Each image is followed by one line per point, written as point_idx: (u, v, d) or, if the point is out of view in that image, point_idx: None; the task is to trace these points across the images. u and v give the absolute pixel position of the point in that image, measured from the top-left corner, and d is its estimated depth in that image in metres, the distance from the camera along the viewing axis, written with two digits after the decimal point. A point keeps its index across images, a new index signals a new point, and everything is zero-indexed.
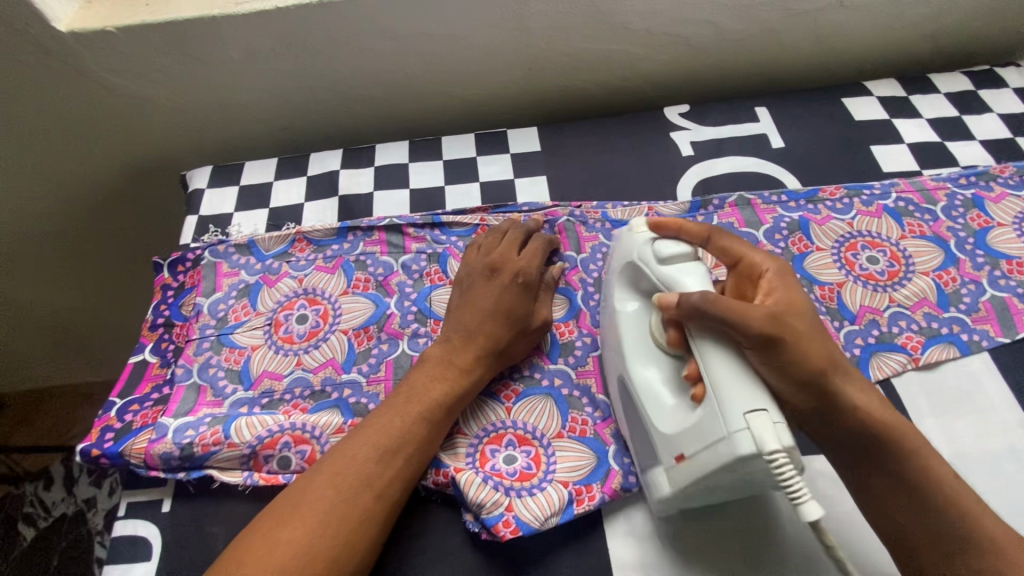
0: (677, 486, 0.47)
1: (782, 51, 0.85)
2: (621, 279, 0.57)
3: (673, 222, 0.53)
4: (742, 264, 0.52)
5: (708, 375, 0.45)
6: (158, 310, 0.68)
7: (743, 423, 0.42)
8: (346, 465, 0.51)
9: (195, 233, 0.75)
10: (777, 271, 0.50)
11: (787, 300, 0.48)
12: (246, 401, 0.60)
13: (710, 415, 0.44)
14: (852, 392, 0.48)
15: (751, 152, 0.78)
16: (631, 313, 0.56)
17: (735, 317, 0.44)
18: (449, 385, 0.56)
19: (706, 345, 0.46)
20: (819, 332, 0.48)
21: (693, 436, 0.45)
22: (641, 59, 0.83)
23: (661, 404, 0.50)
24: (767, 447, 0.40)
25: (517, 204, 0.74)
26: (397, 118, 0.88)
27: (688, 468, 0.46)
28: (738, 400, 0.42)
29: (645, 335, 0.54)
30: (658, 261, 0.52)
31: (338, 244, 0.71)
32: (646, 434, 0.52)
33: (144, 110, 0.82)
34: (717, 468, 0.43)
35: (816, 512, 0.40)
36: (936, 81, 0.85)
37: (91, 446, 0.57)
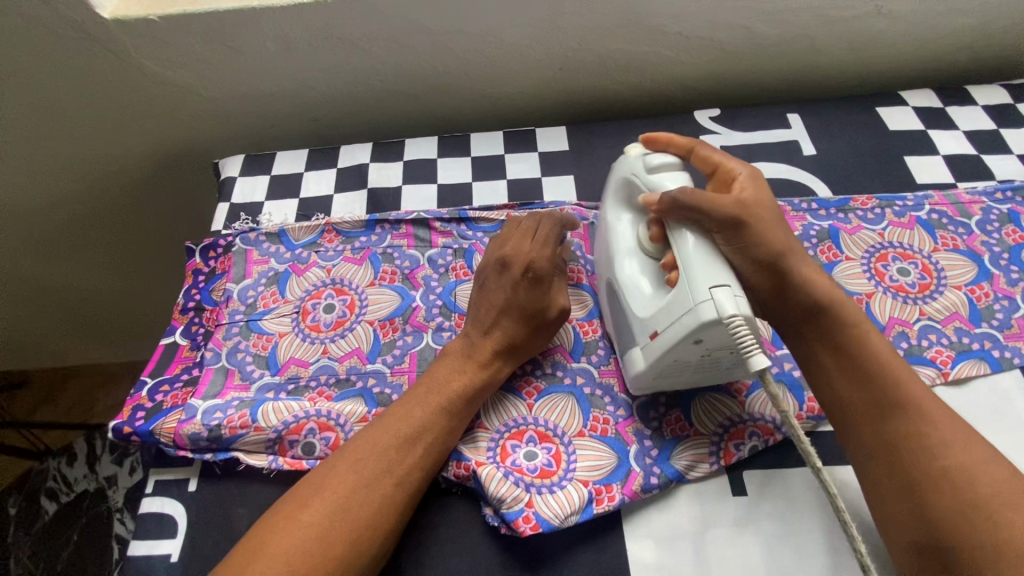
0: (649, 360, 0.52)
1: (816, 58, 0.84)
2: (614, 194, 0.61)
3: (666, 137, 0.59)
4: (720, 171, 0.57)
5: (680, 257, 0.50)
6: (190, 294, 0.70)
7: (708, 295, 0.46)
8: (367, 453, 0.51)
9: (226, 220, 0.77)
10: (748, 175, 0.55)
11: (756, 197, 0.54)
12: (273, 387, 0.61)
13: (680, 292, 0.48)
14: (806, 272, 0.53)
15: (781, 159, 0.77)
16: (625, 224, 0.60)
17: (706, 204, 0.50)
18: (467, 378, 0.57)
19: (679, 231, 0.51)
20: (779, 224, 0.53)
21: (664, 313, 0.50)
22: (673, 61, 0.83)
23: (640, 292, 0.55)
24: (727, 312, 0.45)
25: (544, 202, 0.74)
26: (426, 114, 0.89)
27: (658, 343, 0.51)
28: (704, 276, 0.47)
29: (632, 239, 0.58)
30: (648, 171, 0.56)
31: (366, 236, 0.72)
32: (625, 317, 0.57)
33: (180, 97, 0.84)
34: (682, 336, 0.48)
35: (763, 363, 0.45)
36: (974, 92, 0.83)
37: (123, 424, 0.59)
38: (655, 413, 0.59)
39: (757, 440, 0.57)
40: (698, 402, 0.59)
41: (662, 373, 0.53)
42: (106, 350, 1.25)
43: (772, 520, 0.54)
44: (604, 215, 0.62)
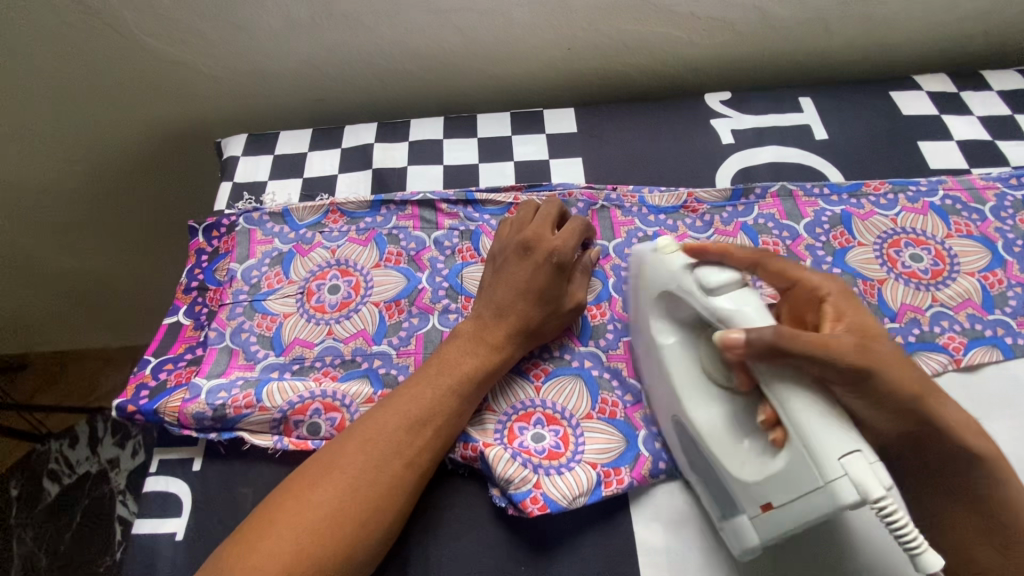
0: (770, 534, 0.45)
1: (828, 41, 0.83)
2: (655, 309, 0.54)
3: (718, 248, 0.48)
4: (799, 287, 0.49)
5: (789, 420, 0.42)
6: (193, 274, 0.69)
7: (840, 470, 0.39)
8: (376, 434, 0.51)
9: (229, 200, 0.76)
10: (840, 294, 0.47)
11: (858, 324, 0.46)
12: (278, 367, 0.61)
13: (801, 463, 0.42)
14: (945, 413, 0.45)
15: (793, 143, 0.76)
16: (677, 347, 0.52)
17: (816, 353, 0.41)
18: (480, 360, 0.56)
19: (781, 388, 0.42)
20: (901, 355, 0.45)
21: (780, 485, 0.43)
22: (683, 43, 0.82)
23: (732, 447, 0.47)
24: (874, 495, 0.38)
25: (552, 184, 0.73)
26: (432, 94, 0.88)
27: (779, 518, 0.44)
28: (828, 447, 0.40)
29: (695, 370, 0.51)
30: (706, 292, 0.47)
31: (371, 217, 0.71)
32: (717, 477, 0.49)
33: (181, 75, 0.82)
34: (819, 517, 0.41)
35: (937, 560, 0.38)
36: (989, 78, 0.82)
37: (127, 402, 0.58)
38: None
39: None
40: None
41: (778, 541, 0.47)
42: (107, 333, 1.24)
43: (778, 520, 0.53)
44: (649, 334, 0.55)
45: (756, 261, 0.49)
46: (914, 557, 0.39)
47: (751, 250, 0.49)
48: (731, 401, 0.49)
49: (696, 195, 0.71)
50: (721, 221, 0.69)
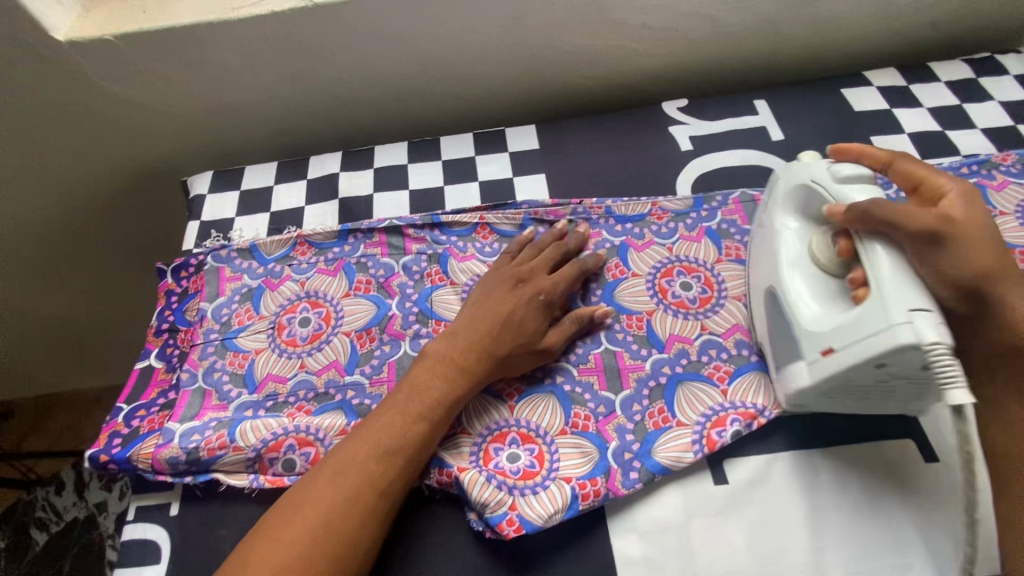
0: (821, 376, 0.49)
1: (780, 43, 0.85)
2: (786, 199, 0.57)
3: (857, 148, 0.55)
4: (925, 185, 0.50)
5: (871, 270, 0.46)
6: (163, 316, 0.69)
7: (906, 317, 0.43)
8: (347, 466, 0.51)
9: (197, 239, 0.76)
10: (962, 191, 0.48)
11: (973, 217, 0.47)
12: (251, 405, 0.61)
13: (873, 311, 0.45)
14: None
15: (750, 146, 0.78)
16: (794, 233, 0.56)
17: (904, 219, 0.46)
18: (449, 385, 0.56)
19: (873, 241, 0.47)
20: (998, 249, 0.47)
21: (847, 330, 0.47)
22: (638, 54, 0.83)
23: (808, 305, 0.52)
24: (928, 339, 0.42)
25: (517, 203, 0.74)
26: (395, 120, 0.89)
27: (833, 361, 0.48)
28: (901, 297, 0.44)
29: (802, 250, 0.55)
30: (835, 180, 0.53)
31: (338, 246, 0.72)
32: (789, 330, 0.53)
33: (143, 115, 0.83)
34: (872, 359, 0.45)
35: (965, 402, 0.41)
36: (936, 69, 0.84)
37: (100, 452, 0.58)
38: (637, 406, 0.59)
39: (739, 426, 0.57)
40: (681, 391, 0.60)
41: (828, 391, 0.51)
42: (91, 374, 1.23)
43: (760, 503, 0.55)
44: (770, 222, 0.59)
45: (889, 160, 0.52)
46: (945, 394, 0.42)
47: (887, 153, 0.53)
48: (825, 275, 0.53)
49: (659, 204, 0.72)
50: (685, 227, 0.70)
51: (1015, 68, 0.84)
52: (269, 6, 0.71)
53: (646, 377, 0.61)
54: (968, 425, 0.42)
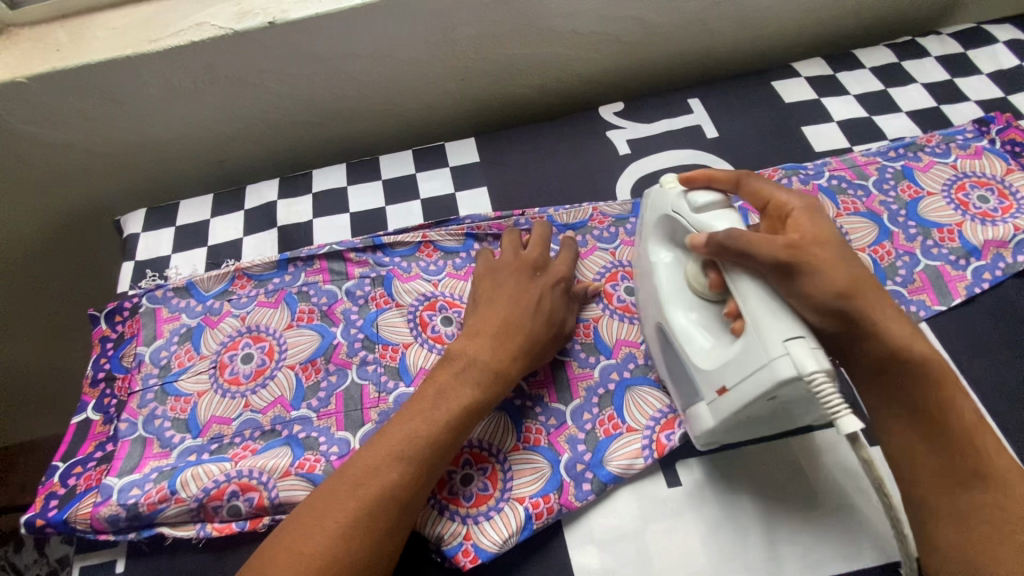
0: (722, 417, 0.50)
1: (710, 40, 0.86)
2: (654, 232, 0.59)
3: (703, 174, 0.55)
4: (770, 206, 0.54)
5: (743, 304, 0.48)
6: (99, 364, 0.66)
7: (783, 350, 0.44)
8: (369, 475, 0.49)
9: (132, 280, 0.73)
10: (803, 207, 0.52)
11: (813, 233, 0.50)
12: (194, 449, 0.59)
13: (751, 346, 0.46)
14: (886, 320, 0.49)
15: (687, 144, 0.79)
16: (668, 263, 0.58)
17: (762, 249, 0.47)
18: (481, 391, 0.54)
19: (739, 279, 0.48)
20: (843, 260, 0.49)
21: (732, 367, 0.48)
22: (572, 60, 0.83)
23: (699, 345, 0.52)
24: (807, 369, 0.43)
25: (460, 218, 0.74)
26: (334, 142, 0.87)
27: (731, 400, 0.48)
28: (773, 328, 0.45)
29: (680, 282, 0.56)
30: (693, 210, 0.53)
31: (278, 277, 0.70)
32: (688, 373, 0.54)
33: (70, 156, 0.80)
34: (759, 395, 0.46)
35: (855, 425, 0.43)
36: (861, 56, 0.87)
37: (35, 516, 0.56)
38: (588, 415, 0.59)
39: (687, 428, 0.58)
40: (630, 396, 0.60)
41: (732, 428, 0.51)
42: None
43: (717, 505, 0.55)
44: (645, 256, 0.60)
45: (737, 181, 0.55)
46: (835, 421, 0.43)
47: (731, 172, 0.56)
48: (705, 306, 0.55)
49: (600, 209, 0.72)
50: (626, 231, 0.71)
51: (936, 49, 0.87)
52: (187, 36, 0.69)
53: (596, 384, 0.61)
54: (865, 452, 0.44)
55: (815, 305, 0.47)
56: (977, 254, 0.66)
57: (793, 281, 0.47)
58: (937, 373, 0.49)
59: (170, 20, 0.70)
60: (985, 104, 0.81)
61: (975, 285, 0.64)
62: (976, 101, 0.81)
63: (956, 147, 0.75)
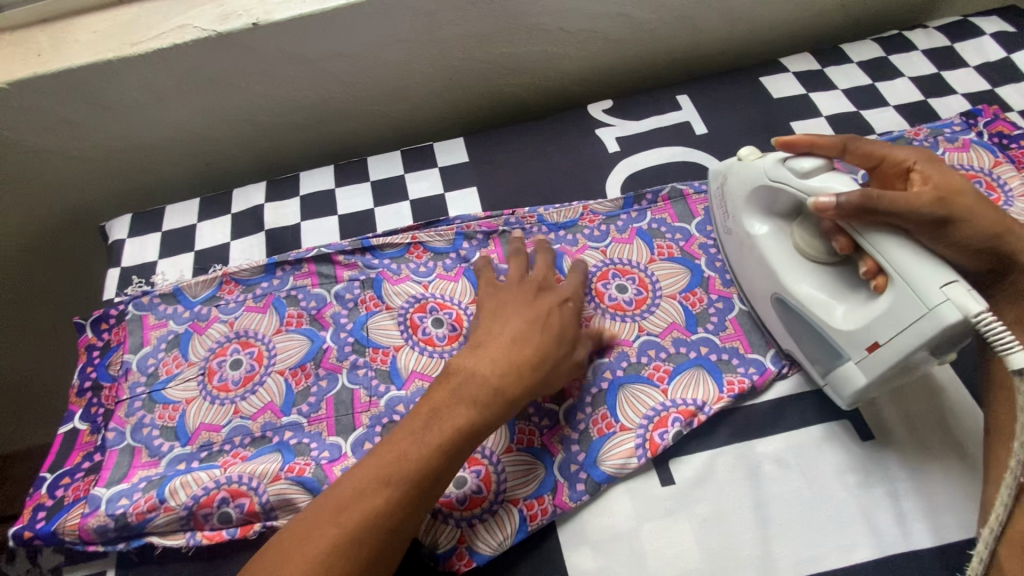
0: (875, 374, 0.51)
1: (699, 36, 0.86)
2: (748, 206, 0.61)
3: (805, 139, 0.56)
4: (885, 163, 0.55)
5: (886, 262, 0.49)
6: (85, 373, 0.65)
7: (943, 295, 0.46)
8: (352, 499, 0.48)
9: (118, 287, 0.72)
10: (924, 160, 0.53)
11: (945, 181, 0.51)
12: (184, 457, 0.59)
13: (903, 298, 0.48)
14: None
15: (676, 141, 0.78)
16: (768, 235, 0.60)
17: (899, 204, 0.48)
18: (476, 412, 0.52)
19: (874, 236, 0.50)
20: (984, 201, 0.51)
21: (884, 323, 0.49)
22: (560, 57, 0.83)
23: (832, 310, 0.54)
24: (973, 311, 0.44)
25: (449, 219, 0.73)
26: (321, 144, 0.86)
27: (884, 355, 0.50)
28: (928, 277, 0.46)
29: (790, 251, 0.58)
30: (801, 176, 0.54)
31: (266, 281, 0.69)
32: (821, 338, 0.55)
33: (53, 162, 0.79)
34: (924, 344, 0.47)
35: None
36: (849, 50, 0.87)
37: (23, 528, 0.55)
38: (581, 415, 0.59)
39: (680, 426, 0.57)
40: (622, 394, 0.60)
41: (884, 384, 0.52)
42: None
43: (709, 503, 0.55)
44: (740, 229, 0.62)
45: (844, 144, 0.55)
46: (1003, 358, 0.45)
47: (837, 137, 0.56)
48: (821, 269, 0.57)
49: (590, 207, 0.72)
50: (617, 229, 0.71)
51: (923, 42, 0.87)
52: (170, 38, 0.68)
53: (588, 384, 0.61)
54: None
55: (967, 248, 0.50)
56: None
57: (943, 231, 0.49)
58: None
59: (152, 23, 0.69)
60: (972, 97, 0.81)
61: None
62: (962, 94, 0.81)
63: (943, 140, 0.75)
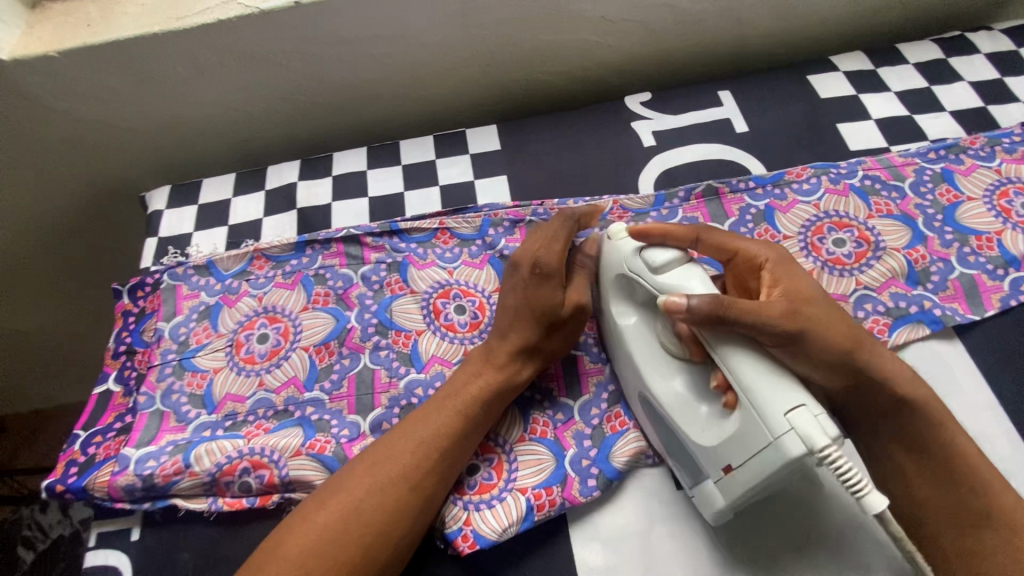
0: (733, 497, 0.48)
1: (745, 30, 0.83)
2: (613, 291, 0.56)
3: (659, 229, 0.51)
4: (738, 257, 0.53)
5: (737, 379, 0.45)
6: (121, 338, 0.68)
7: (787, 424, 0.42)
8: (386, 456, 0.52)
9: (154, 256, 0.75)
10: (777, 261, 0.52)
11: (793, 289, 0.50)
12: (209, 425, 0.61)
13: (751, 423, 0.44)
14: (884, 364, 0.51)
15: (715, 138, 0.76)
16: (636, 325, 0.55)
17: (748, 317, 0.45)
18: (485, 381, 0.56)
19: (724, 347, 0.46)
20: (833, 311, 0.50)
21: (736, 445, 0.46)
22: (600, 47, 0.81)
23: (695, 414, 0.50)
24: (818, 444, 0.41)
25: (477, 206, 0.73)
26: (356, 125, 0.87)
27: (740, 478, 0.47)
28: (776, 401, 0.43)
29: (653, 344, 0.53)
30: (653, 272, 0.50)
31: (296, 259, 0.70)
32: (682, 445, 0.52)
33: (98, 131, 0.81)
34: (771, 472, 0.44)
35: (880, 503, 0.42)
36: (905, 50, 0.83)
37: (56, 482, 0.58)
38: (595, 411, 0.59)
39: None
40: None
41: (743, 504, 0.49)
42: (56, 386, 1.12)
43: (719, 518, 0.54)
44: (610, 318, 0.57)
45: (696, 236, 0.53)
46: (860, 500, 0.42)
47: (689, 227, 0.54)
48: (684, 371, 0.52)
49: (621, 202, 0.70)
50: None
51: (987, 45, 0.82)
52: (214, 14, 0.69)
53: (606, 380, 0.60)
54: (895, 527, 0.44)
55: (817, 361, 0.48)
56: (1015, 264, 0.63)
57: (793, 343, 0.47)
58: (935, 412, 0.51)
59: None
60: None
61: (1011, 297, 0.62)
62: None
63: (1001, 151, 0.71)
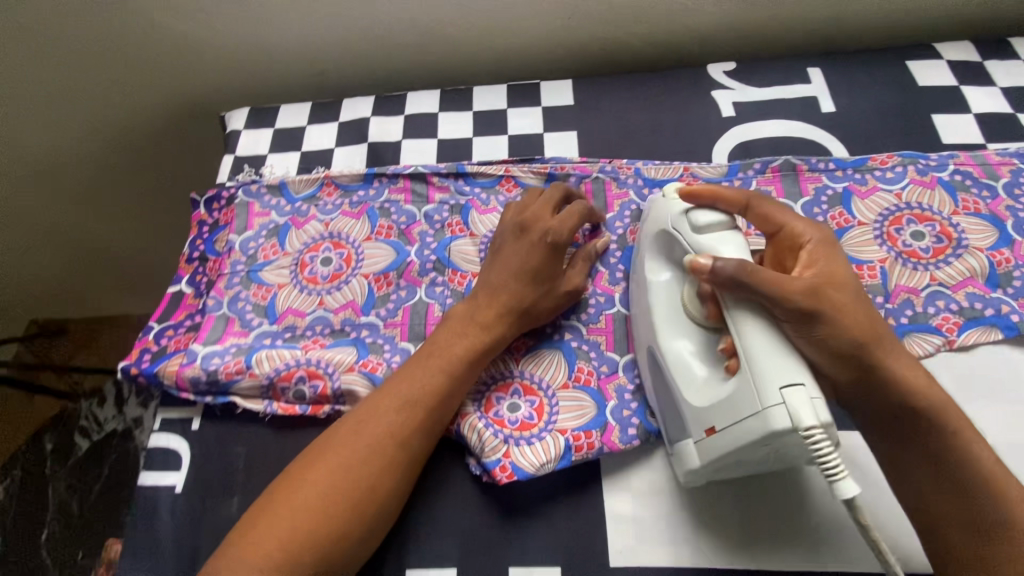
0: (706, 459, 0.48)
1: (845, 8, 0.79)
2: (653, 247, 0.57)
3: (708, 190, 0.52)
4: (782, 232, 0.51)
5: (744, 344, 0.45)
6: (195, 245, 0.72)
7: (779, 398, 0.42)
8: (345, 443, 0.50)
9: (230, 173, 0.78)
10: (819, 243, 0.49)
11: (828, 272, 0.48)
12: (270, 334, 0.64)
13: (745, 388, 0.44)
14: (898, 366, 0.47)
15: (798, 116, 0.73)
16: (665, 281, 0.55)
17: (770, 286, 0.44)
18: (471, 341, 0.56)
19: (739, 312, 0.46)
20: (861, 304, 0.47)
21: (723, 410, 0.46)
22: (688, 11, 0.79)
23: (692, 374, 0.50)
24: (803, 422, 0.40)
25: (544, 158, 0.73)
26: (431, 68, 0.88)
27: (720, 442, 0.46)
28: (772, 374, 0.43)
29: (676, 303, 0.54)
30: (693, 230, 0.51)
31: (364, 190, 0.72)
32: (676, 407, 0.52)
33: (187, 48, 0.84)
34: (748, 443, 0.44)
35: (852, 489, 0.39)
36: (1018, 45, 0.77)
37: (131, 365, 0.62)
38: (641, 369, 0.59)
39: None
40: None
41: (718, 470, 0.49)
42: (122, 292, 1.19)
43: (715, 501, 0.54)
44: (643, 270, 0.58)
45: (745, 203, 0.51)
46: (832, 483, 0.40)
47: (741, 193, 0.52)
48: (699, 329, 0.52)
49: (692, 169, 0.69)
50: None
51: None
52: None
53: None
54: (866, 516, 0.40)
55: (828, 353, 0.46)
56: None
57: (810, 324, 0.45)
58: (953, 420, 0.47)
59: None
60: None
61: None
62: None
63: None
